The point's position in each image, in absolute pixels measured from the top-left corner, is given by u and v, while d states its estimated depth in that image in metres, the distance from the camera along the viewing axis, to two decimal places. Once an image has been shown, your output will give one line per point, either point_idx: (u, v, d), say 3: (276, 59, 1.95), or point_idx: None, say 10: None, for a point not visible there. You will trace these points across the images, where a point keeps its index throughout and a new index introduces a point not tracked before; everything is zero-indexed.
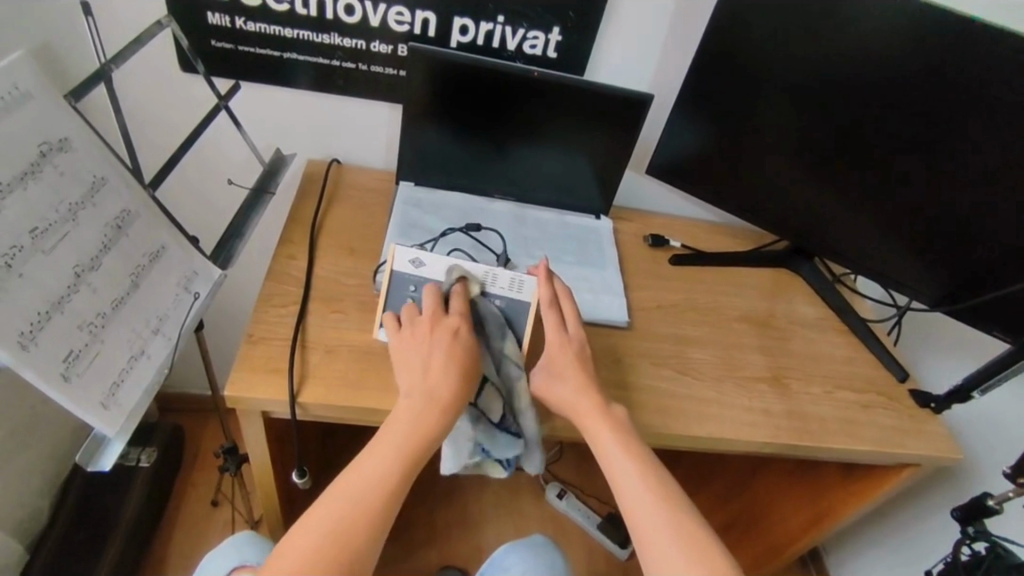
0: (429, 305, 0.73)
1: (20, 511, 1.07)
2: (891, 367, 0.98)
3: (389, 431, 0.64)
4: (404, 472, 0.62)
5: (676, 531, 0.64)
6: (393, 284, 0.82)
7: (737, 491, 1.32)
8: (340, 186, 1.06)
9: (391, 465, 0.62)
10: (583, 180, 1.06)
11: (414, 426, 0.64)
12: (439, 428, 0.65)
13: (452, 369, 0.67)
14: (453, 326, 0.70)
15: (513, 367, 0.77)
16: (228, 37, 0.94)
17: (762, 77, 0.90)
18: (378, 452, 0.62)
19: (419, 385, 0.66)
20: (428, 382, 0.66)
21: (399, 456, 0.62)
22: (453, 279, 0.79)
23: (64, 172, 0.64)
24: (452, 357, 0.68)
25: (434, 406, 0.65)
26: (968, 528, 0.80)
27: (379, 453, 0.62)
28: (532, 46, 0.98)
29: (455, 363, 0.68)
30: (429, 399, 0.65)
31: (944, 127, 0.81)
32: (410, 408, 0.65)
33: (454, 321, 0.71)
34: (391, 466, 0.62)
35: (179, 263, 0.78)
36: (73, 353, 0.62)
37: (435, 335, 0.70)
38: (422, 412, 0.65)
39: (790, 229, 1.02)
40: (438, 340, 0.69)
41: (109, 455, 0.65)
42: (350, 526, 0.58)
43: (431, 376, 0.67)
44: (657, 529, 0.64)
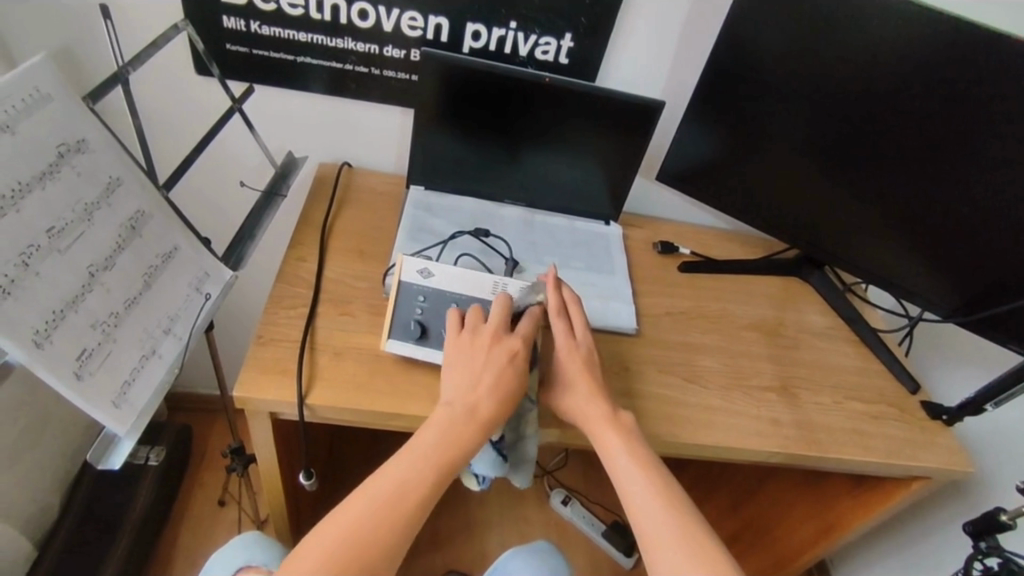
0: (496, 318, 0.73)
1: (30, 507, 1.07)
2: (901, 378, 0.97)
3: (424, 439, 0.64)
4: (437, 478, 0.62)
5: (688, 539, 0.64)
6: (401, 295, 0.82)
7: (743, 500, 1.31)
8: (351, 189, 1.06)
9: (424, 470, 0.62)
10: (593, 186, 1.06)
11: (451, 435, 0.64)
12: (476, 440, 0.65)
13: (500, 391, 0.68)
14: (513, 348, 0.71)
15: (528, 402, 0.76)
16: (243, 41, 0.95)
17: (774, 85, 0.90)
18: (413, 457, 0.63)
19: (464, 399, 0.67)
20: (474, 397, 0.67)
21: (434, 461, 0.63)
22: (531, 298, 0.80)
23: (81, 173, 0.65)
24: (501, 379, 0.69)
25: (474, 421, 0.66)
26: (979, 543, 0.78)
27: (412, 456, 0.63)
28: (544, 52, 0.99)
29: (503, 384, 0.68)
30: (472, 414, 0.66)
31: (958, 137, 0.80)
32: (447, 418, 0.66)
33: (517, 343, 0.72)
34: (426, 473, 0.62)
35: (191, 264, 0.78)
36: (86, 351, 0.63)
37: (492, 350, 0.71)
38: (461, 424, 0.65)
39: (801, 238, 1.02)
40: (493, 357, 0.70)
41: (119, 453, 0.65)
42: (382, 525, 0.58)
43: (477, 391, 0.67)
44: (669, 538, 0.64)
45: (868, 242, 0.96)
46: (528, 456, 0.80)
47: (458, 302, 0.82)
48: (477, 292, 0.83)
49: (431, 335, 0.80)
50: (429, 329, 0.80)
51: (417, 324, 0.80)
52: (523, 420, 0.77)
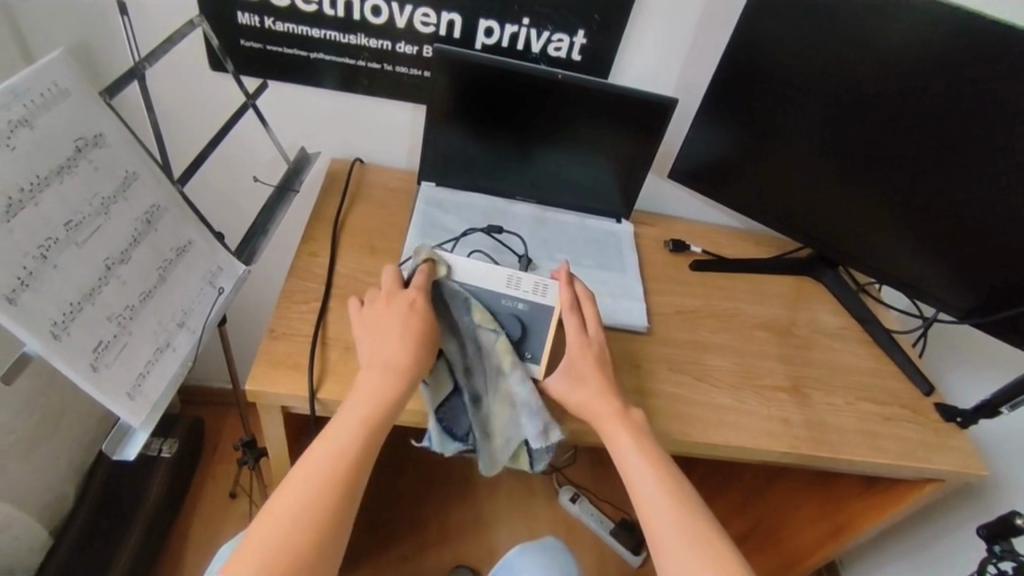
0: (388, 281, 0.76)
1: (46, 497, 1.09)
2: (915, 380, 0.96)
3: (352, 403, 0.66)
4: (368, 433, 0.65)
5: (693, 532, 0.65)
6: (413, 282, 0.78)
7: (752, 500, 1.30)
8: (363, 185, 1.07)
9: (354, 430, 0.64)
10: (605, 183, 1.06)
11: (373, 392, 0.67)
12: (399, 392, 0.68)
13: (408, 338, 0.70)
14: (410, 298, 0.74)
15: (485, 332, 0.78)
16: (257, 37, 0.95)
17: (789, 83, 0.89)
18: (343, 420, 0.65)
19: (378, 356, 0.69)
20: (386, 350, 0.69)
21: (361, 420, 0.65)
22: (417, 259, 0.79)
23: (98, 167, 0.66)
24: (408, 327, 0.71)
25: (392, 373, 0.68)
26: (994, 547, 0.77)
27: (343, 421, 0.65)
28: (556, 49, 0.98)
29: (410, 331, 0.71)
30: (388, 367, 0.68)
31: (977, 136, 0.79)
32: (367, 378, 0.68)
33: (412, 293, 0.74)
34: (358, 433, 0.64)
35: (205, 258, 0.79)
36: (102, 343, 0.64)
37: (391, 308, 0.73)
38: (381, 380, 0.67)
39: (814, 238, 1.01)
40: (395, 313, 0.72)
41: (133, 444, 0.66)
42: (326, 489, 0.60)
43: (387, 345, 0.70)
44: (675, 531, 0.65)
45: (883, 242, 0.95)
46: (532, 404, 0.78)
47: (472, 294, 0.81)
48: (492, 284, 0.81)
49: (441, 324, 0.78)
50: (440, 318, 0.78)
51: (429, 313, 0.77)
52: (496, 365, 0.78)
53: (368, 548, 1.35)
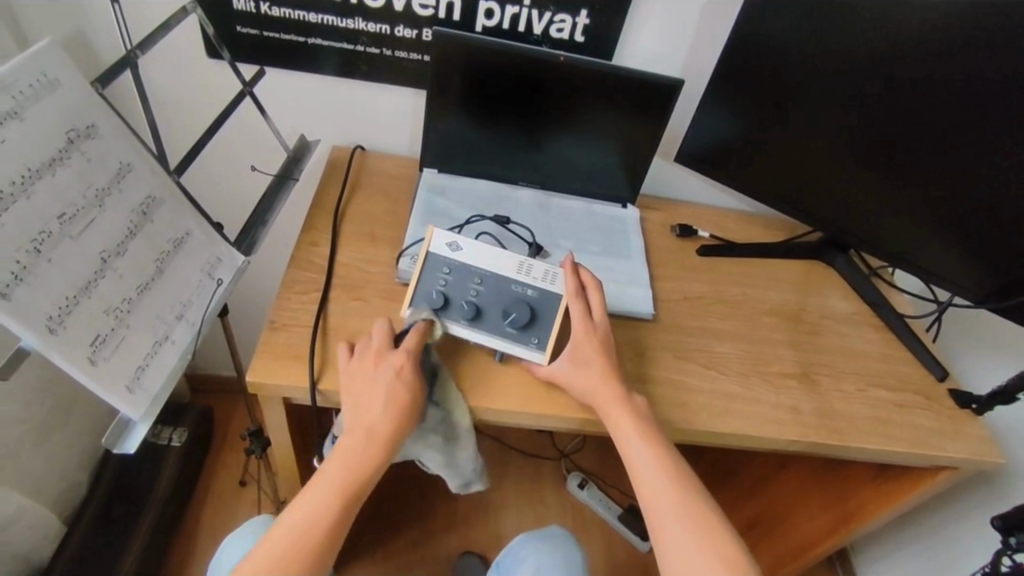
0: (380, 339, 0.74)
1: (59, 487, 1.10)
2: (929, 365, 0.94)
3: (331, 467, 0.67)
4: (347, 500, 0.66)
5: (697, 522, 0.65)
6: (427, 266, 0.82)
7: (761, 487, 1.29)
8: (363, 173, 1.05)
9: (332, 495, 0.65)
10: (610, 168, 1.04)
11: (354, 460, 0.67)
12: (379, 460, 0.68)
13: (393, 407, 0.70)
14: (399, 363, 0.72)
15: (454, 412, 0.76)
16: (254, 23, 0.94)
17: (800, 61, 0.86)
18: (321, 484, 0.66)
19: (361, 422, 0.68)
20: (369, 417, 0.69)
21: (337, 487, 0.66)
22: (416, 317, 0.79)
23: (92, 158, 0.65)
24: (395, 397, 0.70)
25: (374, 442, 0.68)
26: (1010, 539, 0.75)
27: (319, 485, 0.66)
28: (559, 30, 0.96)
29: (396, 402, 0.70)
30: (370, 435, 0.68)
31: (998, 113, 0.76)
32: (348, 445, 0.67)
33: (401, 357, 0.73)
34: (334, 500, 0.65)
35: (203, 250, 0.78)
36: (100, 337, 0.63)
37: (378, 370, 0.72)
38: (363, 447, 0.67)
39: (825, 221, 0.98)
40: (379, 376, 0.71)
41: (134, 437, 0.66)
42: (297, 559, 0.61)
43: (371, 412, 0.69)
44: (678, 522, 0.65)
45: (896, 225, 0.92)
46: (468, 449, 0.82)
47: (482, 279, 0.82)
48: (501, 269, 0.82)
49: (453, 307, 0.80)
50: (451, 300, 0.80)
51: (441, 295, 0.80)
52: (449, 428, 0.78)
53: (376, 536, 1.36)
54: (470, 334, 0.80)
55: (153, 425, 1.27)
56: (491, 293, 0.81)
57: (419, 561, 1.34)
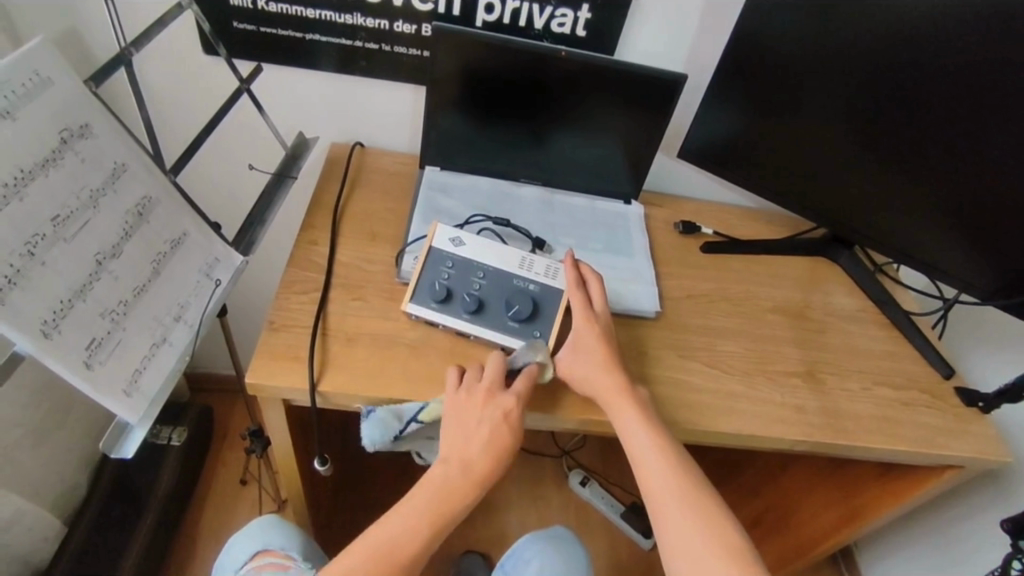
0: (490, 374, 0.71)
1: (58, 488, 1.10)
2: (935, 363, 0.93)
3: (419, 492, 0.66)
4: (432, 531, 0.65)
5: (700, 513, 0.64)
6: (430, 260, 0.82)
7: (764, 485, 1.29)
8: (363, 170, 1.04)
9: (418, 523, 0.64)
10: (612, 163, 1.02)
11: (444, 492, 0.65)
12: (470, 497, 0.66)
13: (494, 447, 0.67)
14: (507, 407, 0.69)
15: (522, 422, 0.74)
16: (250, 19, 0.92)
17: (805, 56, 0.85)
18: (409, 508, 0.65)
19: (456, 455, 0.67)
20: (464, 451, 0.67)
21: (426, 516, 0.65)
22: (531, 355, 0.74)
23: (85, 159, 0.64)
24: (495, 439, 0.68)
25: (468, 479, 0.66)
26: (1018, 541, 0.74)
27: (407, 508, 0.65)
28: (560, 24, 0.94)
29: (499, 444, 0.67)
30: (467, 472, 0.66)
31: (1006, 108, 0.75)
32: (442, 475, 0.66)
33: (510, 400, 0.69)
34: (419, 527, 0.64)
35: (200, 250, 0.77)
36: (95, 341, 0.62)
37: (485, 408, 0.69)
38: (456, 483, 0.66)
39: (831, 217, 0.97)
40: (487, 416, 0.68)
41: (132, 441, 0.65)
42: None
43: (471, 449, 0.67)
44: (681, 513, 0.64)
45: (901, 222, 0.91)
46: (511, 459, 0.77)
47: (485, 273, 0.82)
48: (504, 263, 0.82)
49: (455, 300, 0.80)
50: (454, 293, 0.80)
51: (443, 287, 0.80)
52: None
53: None
54: (472, 327, 0.79)
55: (153, 425, 1.26)
56: (493, 287, 0.81)
57: None
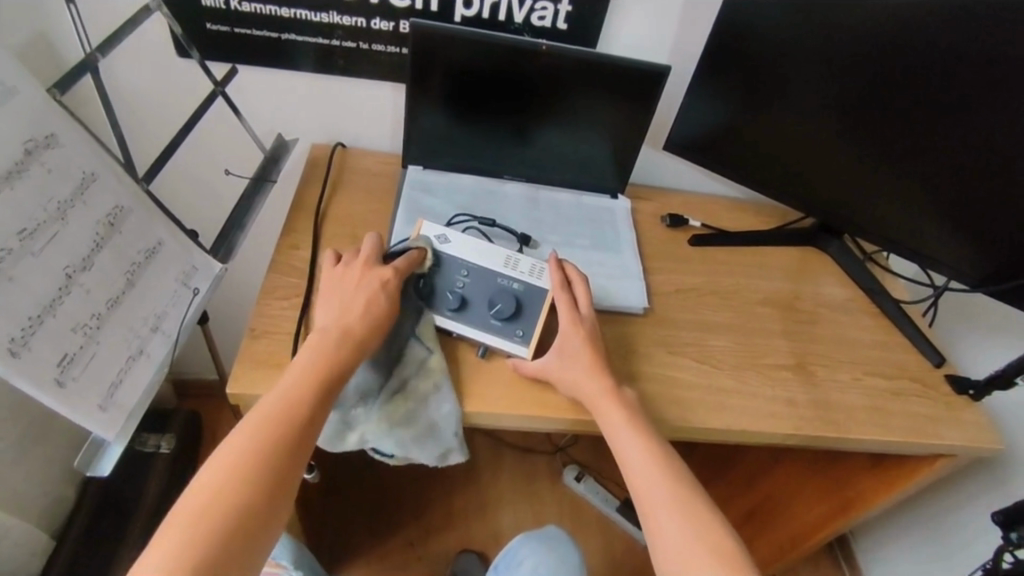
0: (368, 251, 0.75)
1: (44, 501, 1.08)
2: (926, 351, 0.93)
3: (300, 358, 0.64)
4: (322, 389, 0.63)
5: (689, 514, 0.64)
6: None
7: (759, 476, 1.28)
8: (344, 171, 1.02)
9: (307, 384, 0.62)
10: (597, 157, 1.01)
11: (323, 351, 0.65)
12: (353, 354, 0.66)
13: (369, 315, 0.70)
14: (384, 275, 0.73)
15: (426, 347, 0.75)
16: (223, 20, 0.90)
17: (789, 46, 0.84)
18: (292, 374, 0.63)
19: (337, 322, 0.68)
20: (344, 318, 0.68)
21: (312, 376, 0.63)
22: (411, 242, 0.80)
23: (52, 169, 0.62)
24: (371, 305, 0.70)
25: (347, 340, 0.67)
26: (1009, 533, 0.74)
27: (293, 373, 0.63)
28: (540, 17, 0.93)
29: (374, 310, 0.70)
30: (348, 333, 0.67)
31: (993, 94, 0.74)
32: (321, 341, 0.66)
33: (387, 272, 0.73)
34: (308, 385, 0.62)
35: (178, 258, 0.76)
36: (67, 357, 0.61)
37: (362, 280, 0.72)
38: (336, 343, 0.66)
39: (818, 207, 0.96)
40: (363, 287, 0.72)
41: (107, 459, 0.64)
42: (273, 436, 0.58)
43: (349, 316, 0.69)
44: (669, 512, 0.64)
45: (889, 211, 0.90)
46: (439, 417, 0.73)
47: (469, 271, 0.81)
48: (488, 262, 0.81)
49: (438, 297, 0.79)
50: (437, 290, 0.79)
51: (425, 284, 0.79)
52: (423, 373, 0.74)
53: (372, 536, 1.35)
54: (454, 325, 0.79)
55: (142, 433, 1.25)
56: (476, 286, 0.80)
57: (415, 560, 1.33)
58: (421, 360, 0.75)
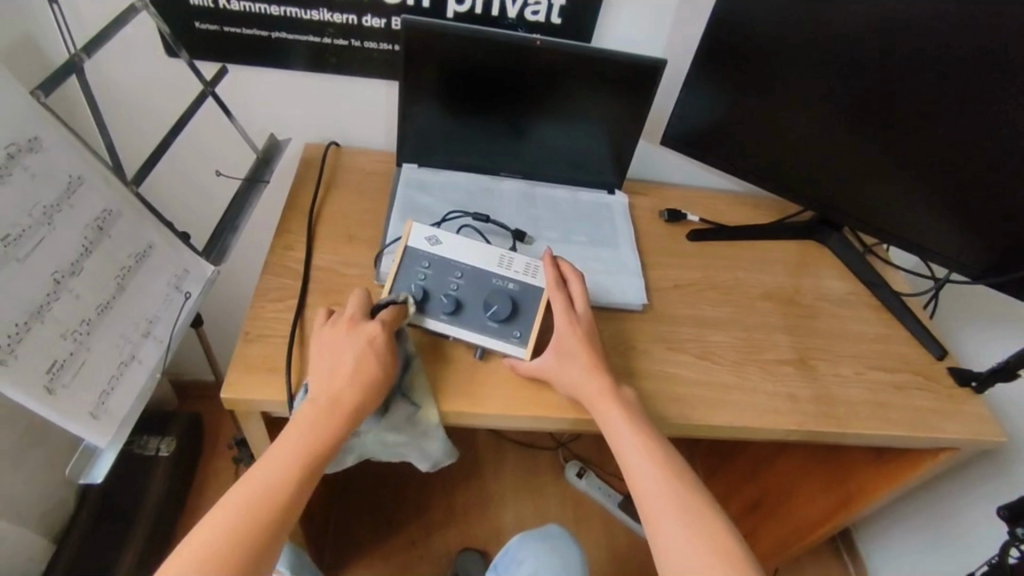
0: (353, 309, 0.72)
1: (41, 507, 1.07)
2: (928, 344, 0.92)
3: (288, 434, 0.62)
4: (307, 470, 0.61)
5: (690, 514, 0.63)
6: (406, 260, 0.79)
7: (761, 471, 1.28)
8: (338, 170, 1.01)
9: (291, 462, 0.60)
10: (594, 152, 1.00)
11: (313, 427, 0.62)
12: (340, 430, 0.63)
13: (360, 382, 0.66)
14: (371, 335, 0.69)
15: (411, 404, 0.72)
16: (212, 18, 0.89)
17: (785, 38, 0.82)
18: (280, 451, 0.61)
19: (325, 390, 0.65)
20: (332, 387, 0.65)
21: (299, 455, 0.61)
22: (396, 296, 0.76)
23: (36, 173, 0.61)
24: (361, 371, 0.66)
25: (338, 412, 0.64)
26: (1014, 527, 0.73)
27: (280, 450, 0.61)
28: (534, 12, 0.91)
29: (366, 375, 0.66)
30: (336, 403, 0.64)
31: (994, 83, 0.73)
32: (309, 414, 0.63)
33: (374, 330, 0.69)
34: (292, 466, 0.60)
35: (169, 262, 0.75)
36: (57, 363, 0.60)
37: (350, 341, 0.69)
38: (325, 416, 0.63)
39: (818, 200, 0.95)
40: (352, 348, 0.68)
41: (100, 467, 0.63)
42: (249, 532, 0.56)
43: (337, 383, 0.65)
44: (670, 512, 0.63)
45: (889, 203, 0.89)
46: (427, 448, 0.76)
47: (463, 272, 0.80)
48: (482, 262, 0.80)
49: (432, 301, 0.78)
50: (430, 294, 0.78)
51: (419, 289, 0.78)
52: (412, 424, 0.73)
53: (373, 536, 1.34)
54: (450, 328, 0.77)
55: (141, 436, 1.24)
56: (471, 287, 0.79)
57: (416, 560, 1.32)
58: (408, 416, 0.72)
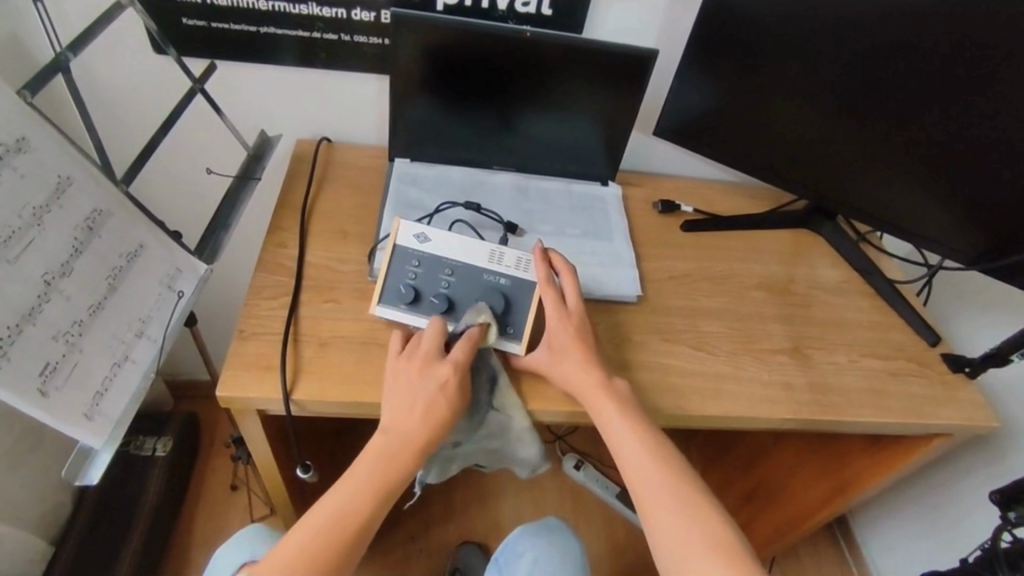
0: (428, 343, 0.70)
1: (40, 507, 1.07)
2: (921, 330, 0.92)
3: (360, 465, 0.64)
4: (376, 504, 0.63)
5: (682, 503, 0.63)
6: (396, 258, 0.79)
7: (757, 460, 1.28)
8: (330, 166, 1.01)
9: (362, 494, 0.63)
10: (587, 144, 0.99)
11: (384, 463, 0.64)
12: (409, 463, 0.65)
13: (431, 421, 0.66)
14: (444, 376, 0.68)
15: (508, 417, 0.74)
16: (199, 14, 0.88)
17: (777, 27, 0.82)
18: (352, 482, 0.63)
19: (395, 427, 0.65)
20: (401, 423, 0.65)
21: (369, 488, 0.63)
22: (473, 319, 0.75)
23: (25, 175, 0.60)
24: (432, 409, 0.66)
25: (407, 449, 0.65)
26: (1009, 513, 0.74)
27: (352, 479, 0.63)
28: (524, 4, 0.91)
29: (436, 416, 0.66)
30: (404, 442, 0.65)
31: (985, 69, 0.73)
32: (379, 448, 0.65)
33: (447, 370, 0.68)
34: (363, 499, 0.63)
35: (161, 261, 0.74)
36: (50, 366, 0.60)
37: (423, 378, 0.68)
38: (395, 452, 0.64)
39: (811, 189, 0.95)
40: (424, 386, 0.67)
41: (96, 468, 0.64)
42: (317, 561, 0.59)
43: (406, 419, 0.65)
44: (664, 502, 0.63)
45: (881, 192, 0.89)
46: (523, 455, 0.80)
47: (454, 269, 0.79)
48: (473, 258, 0.80)
49: (424, 300, 0.78)
50: (422, 293, 0.78)
51: (410, 288, 0.78)
52: (508, 432, 0.76)
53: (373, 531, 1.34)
54: None
55: (136, 435, 1.24)
56: (462, 284, 0.79)
57: (417, 554, 1.33)
58: (504, 427, 0.75)
